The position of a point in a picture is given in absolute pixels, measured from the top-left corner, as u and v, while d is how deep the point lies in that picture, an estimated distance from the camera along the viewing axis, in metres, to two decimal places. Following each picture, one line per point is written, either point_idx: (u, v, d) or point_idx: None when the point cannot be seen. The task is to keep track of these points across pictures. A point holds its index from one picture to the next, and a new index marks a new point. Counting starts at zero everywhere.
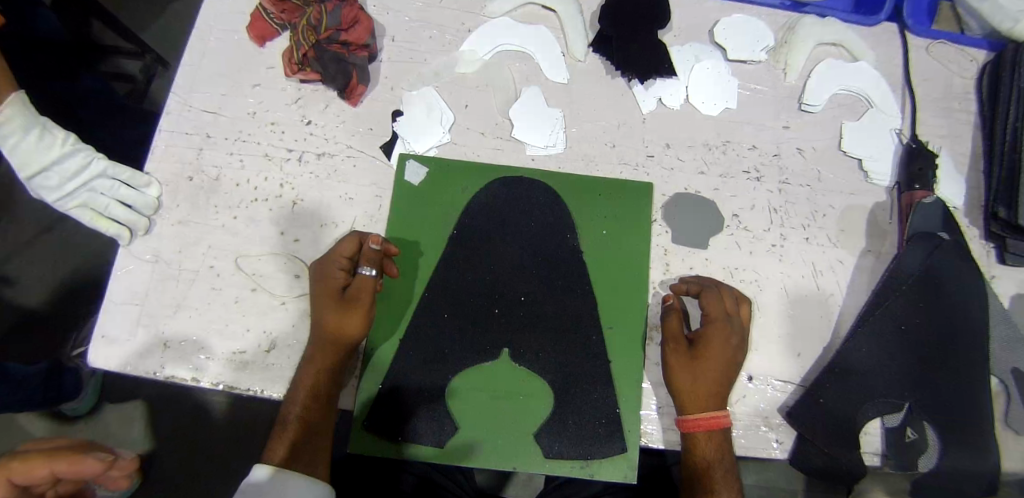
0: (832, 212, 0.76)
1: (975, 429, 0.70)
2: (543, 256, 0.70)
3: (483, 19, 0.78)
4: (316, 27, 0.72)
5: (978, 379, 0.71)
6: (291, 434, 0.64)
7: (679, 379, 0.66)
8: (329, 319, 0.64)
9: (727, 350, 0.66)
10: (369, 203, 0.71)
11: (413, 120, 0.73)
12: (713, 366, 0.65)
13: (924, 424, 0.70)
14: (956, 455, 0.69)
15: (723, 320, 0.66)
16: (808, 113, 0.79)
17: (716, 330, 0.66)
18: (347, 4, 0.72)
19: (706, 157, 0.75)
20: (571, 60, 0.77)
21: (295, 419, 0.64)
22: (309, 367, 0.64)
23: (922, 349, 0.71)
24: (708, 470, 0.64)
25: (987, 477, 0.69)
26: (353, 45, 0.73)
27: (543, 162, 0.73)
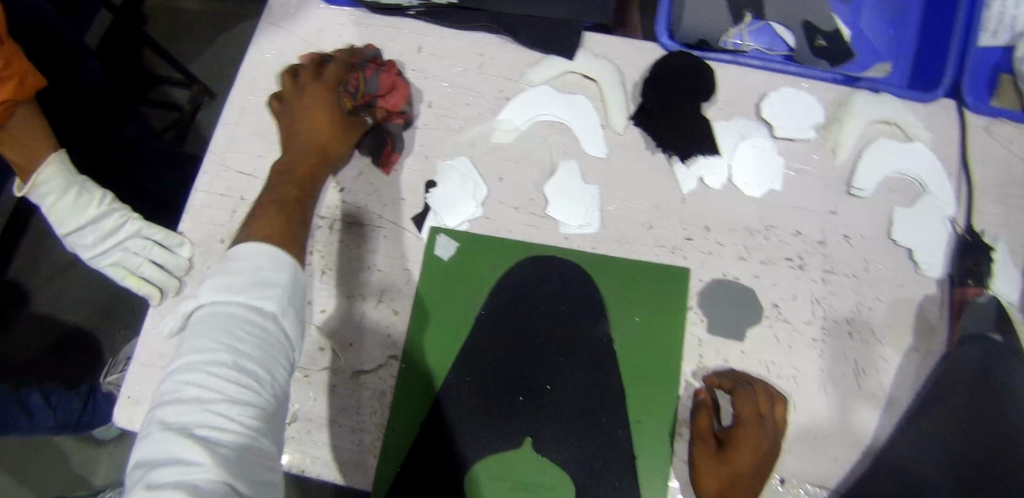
0: (878, 304, 0.73)
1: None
2: (572, 343, 0.68)
3: (523, 86, 0.76)
4: (353, 92, 0.70)
5: None
6: (274, 211, 0.65)
7: (706, 480, 0.63)
8: (319, 113, 0.69)
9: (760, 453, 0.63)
10: (398, 276, 0.70)
11: (446, 192, 0.72)
12: (743, 467, 0.63)
13: None
14: None
15: (757, 421, 0.64)
16: (856, 197, 0.76)
17: (747, 432, 0.64)
18: (385, 69, 0.71)
19: (748, 242, 0.72)
20: (612, 132, 0.75)
21: (274, 202, 0.66)
22: (299, 153, 0.69)
23: None
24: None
25: None
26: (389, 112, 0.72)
27: (577, 242, 0.71)
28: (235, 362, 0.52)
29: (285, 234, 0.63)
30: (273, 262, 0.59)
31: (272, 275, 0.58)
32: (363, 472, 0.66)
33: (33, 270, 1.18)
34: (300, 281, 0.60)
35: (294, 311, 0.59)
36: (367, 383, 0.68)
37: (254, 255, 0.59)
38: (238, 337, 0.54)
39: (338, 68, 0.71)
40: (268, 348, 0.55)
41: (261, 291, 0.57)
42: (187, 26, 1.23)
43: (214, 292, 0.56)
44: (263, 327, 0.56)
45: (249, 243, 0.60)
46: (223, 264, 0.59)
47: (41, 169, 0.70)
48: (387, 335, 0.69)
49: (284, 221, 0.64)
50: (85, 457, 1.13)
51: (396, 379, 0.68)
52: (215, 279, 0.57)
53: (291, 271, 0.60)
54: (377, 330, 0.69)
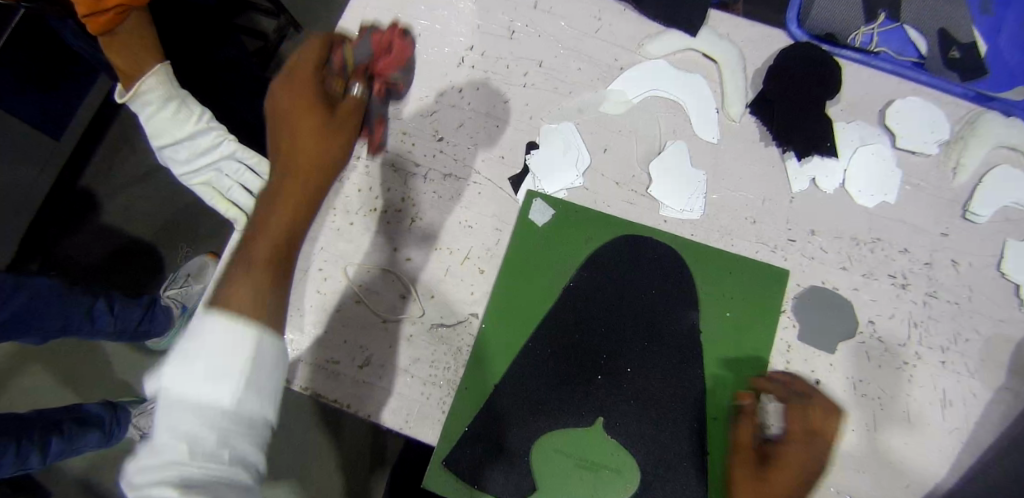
0: (976, 337, 0.69)
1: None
2: (658, 328, 0.66)
3: (639, 58, 0.73)
4: (343, 68, 0.67)
5: None
6: (257, 277, 0.57)
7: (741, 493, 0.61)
8: (305, 96, 0.64)
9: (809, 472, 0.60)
10: (488, 235, 0.68)
11: (548, 157, 0.69)
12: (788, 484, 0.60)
13: None
14: None
15: (811, 439, 0.61)
16: (970, 222, 0.72)
17: (793, 449, 0.61)
18: (375, 31, 0.69)
19: (853, 252, 0.69)
20: (726, 118, 0.71)
21: (253, 267, 0.58)
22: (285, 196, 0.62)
23: None
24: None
25: None
26: (379, 74, 0.69)
27: (676, 227, 0.69)
28: (194, 477, 0.49)
29: (261, 302, 0.56)
30: (227, 342, 0.53)
31: (227, 357, 0.52)
32: (427, 425, 0.65)
33: (104, 177, 1.19)
34: (264, 353, 0.54)
35: (257, 390, 0.53)
36: (442, 339, 0.67)
37: (210, 334, 0.53)
38: (197, 441, 0.50)
39: (319, 46, 0.65)
40: (229, 444, 0.51)
41: (216, 385, 0.51)
42: None
43: (173, 381, 0.52)
44: (224, 421, 0.51)
45: (204, 320, 0.54)
46: (180, 349, 0.53)
47: (145, 79, 0.68)
48: (469, 293, 0.67)
49: (264, 285, 0.57)
50: (136, 366, 1.16)
51: (474, 340, 0.66)
52: (171, 374, 0.52)
53: (251, 347, 0.53)
54: (459, 286, 0.67)
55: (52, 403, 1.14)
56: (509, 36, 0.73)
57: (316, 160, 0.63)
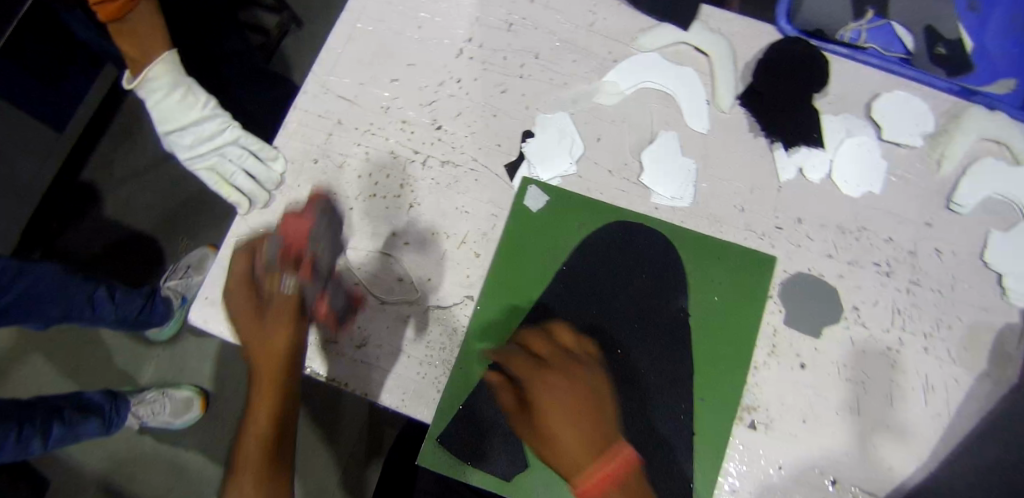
0: (959, 324, 0.71)
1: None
2: (649, 312, 0.68)
3: (633, 51, 0.75)
4: (273, 274, 0.66)
5: None
6: (252, 469, 0.64)
7: (545, 447, 0.59)
8: (247, 309, 0.65)
9: (573, 397, 0.60)
10: (483, 220, 0.70)
11: (543, 145, 0.71)
12: (555, 408, 0.59)
13: None
14: None
15: (537, 361, 0.62)
16: (953, 213, 0.74)
17: (547, 370, 0.61)
18: (285, 218, 0.68)
19: (838, 240, 0.71)
20: (716, 110, 0.74)
21: (248, 456, 0.65)
22: (261, 407, 0.65)
23: None
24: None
25: None
26: (300, 253, 0.66)
27: (666, 214, 0.71)
28: None
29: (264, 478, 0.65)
30: None
31: None
32: (423, 405, 0.67)
33: (107, 170, 1.21)
34: None
35: None
36: (437, 320, 0.69)
37: None
38: None
39: (242, 269, 0.66)
40: None
41: None
42: None
43: None
44: None
45: None
46: None
47: (152, 66, 0.73)
48: (465, 276, 0.69)
49: (261, 464, 0.65)
50: (135, 356, 1.18)
51: (469, 321, 0.68)
52: None
53: None
54: (455, 270, 0.69)
55: (52, 392, 1.15)
56: (507, 29, 0.75)
57: (275, 371, 0.65)
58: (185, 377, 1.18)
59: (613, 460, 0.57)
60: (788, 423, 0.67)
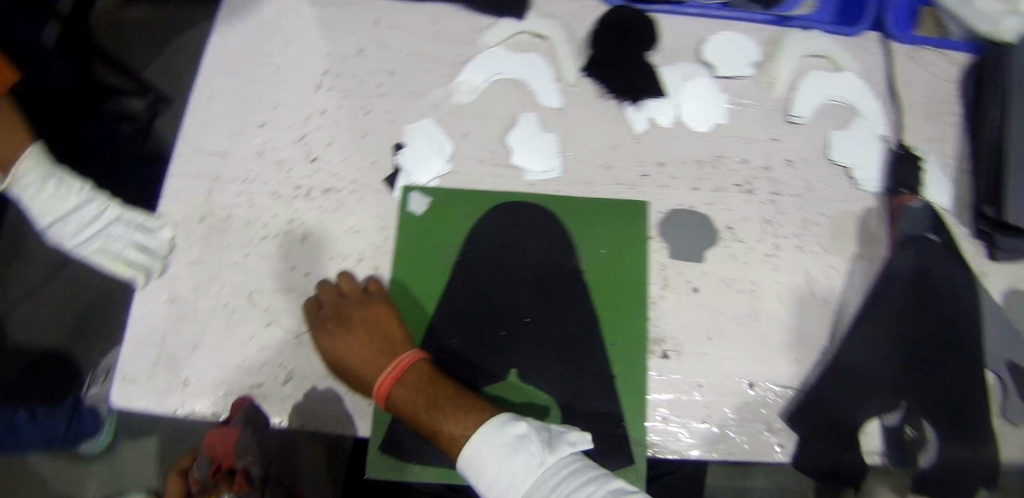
0: (823, 219, 0.79)
1: (974, 422, 0.76)
2: (545, 276, 0.73)
3: (478, 49, 0.80)
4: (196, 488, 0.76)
5: (971, 373, 0.76)
6: None
7: (349, 382, 0.69)
8: None
9: (356, 323, 0.69)
10: (375, 234, 0.74)
11: (415, 152, 0.76)
12: (343, 336, 0.69)
13: (923, 422, 0.76)
14: (951, 449, 0.76)
15: (330, 300, 0.71)
16: (794, 124, 0.81)
17: (332, 307, 0.71)
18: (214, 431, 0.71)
19: (700, 173, 0.78)
20: (565, 84, 0.80)
21: None
22: None
23: (918, 344, 0.76)
24: (437, 429, 0.65)
25: (986, 467, 0.76)
26: (230, 469, 0.74)
27: (542, 187, 0.76)
28: None
29: None
30: None
31: None
32: (359, 420, 0.69)
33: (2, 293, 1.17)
34: None
35: None
36: None
37: None
38: None
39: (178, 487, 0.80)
40: None
41: None
42: (134, 31, 1.24)
43: None
44: None
45: None
46: None
47: (21, 161, 0.77)
48: None
49: None
50: (75, 476, 1.10)
51: None
52: None
53: None
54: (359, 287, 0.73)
55: None
56: (357, 55, 0.79)
57: None
58: (131, 483, 1.10)
59: (394, 362, 0.68)
60: (695, 343, 0.74)
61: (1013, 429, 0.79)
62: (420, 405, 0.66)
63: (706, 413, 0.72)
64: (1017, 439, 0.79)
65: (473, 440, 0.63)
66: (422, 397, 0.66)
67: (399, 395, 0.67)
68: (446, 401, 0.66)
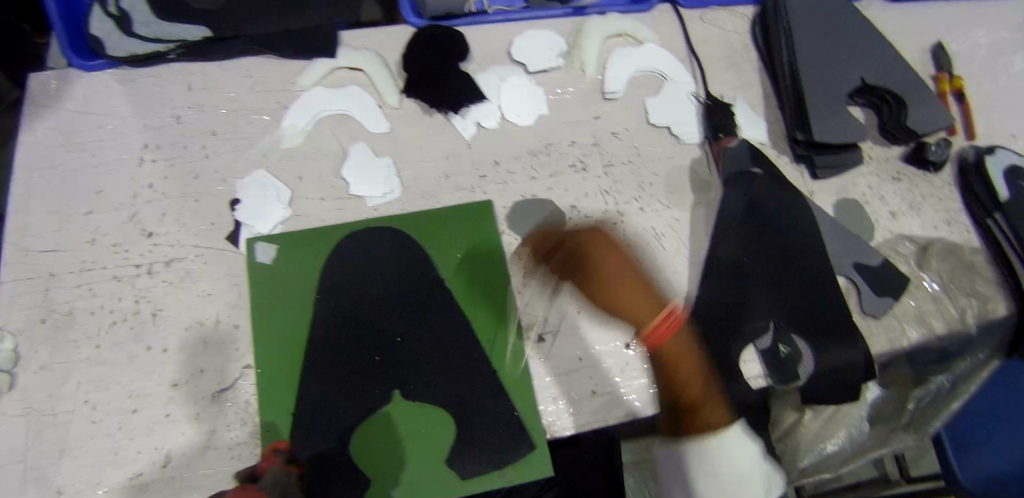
0: (657, 178, 0.84)
1: (840, 325, 0.81)
2: (407, 292, 0.74)
3: (296, 93, 0.83)
4: None
5: (824, 283, 0.82)
6: None
7: (620, 304, 0.74)
8: None
9: (620, 258, 0.75)
10: (229, 293, 0.75)
11: (250, 204, 0.77)
12: (608, 263, 0.74)
13: (793, 337, 0.80)
14: (827, 355, 0.80)
15: (587, 234, 0.76)
16: (612, 100, 0.87)
17: (596, 238, 0.75)
18: None
19: (534, 163, 0.82)
20: (390, 109, 0.82)
21: None
22: None
23: (767, 267, 0.81)
24: (698, 404, 0.72)
25: (861, 363, 0.80)
26: None
27: (386, 209, 0.78)
28: None
29: None
30: None
31: None
32: None
33: None
34: None
35: None
36: (228, 400, 0.71)
37: None
38: None
39: None
40: None
41: None
42: None
43: None
44: None
45: None
46: None
47: None
48: (234, 350, 0.73)
49: None
50: None
51: (255, 385, 0.71)
52: None
53: None
54: (223, 349, 0.73)
55: None
56: (177, 123, 0.81)
57: None
58: None
59: (668, 318, 0.72)
60: (566, 319, 0.76)
61: (875, 323, 0.86)
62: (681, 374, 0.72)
63: (594, 383, 0.74)
64: (880, 330, 0.85)
65: (730, 436, 0.72)
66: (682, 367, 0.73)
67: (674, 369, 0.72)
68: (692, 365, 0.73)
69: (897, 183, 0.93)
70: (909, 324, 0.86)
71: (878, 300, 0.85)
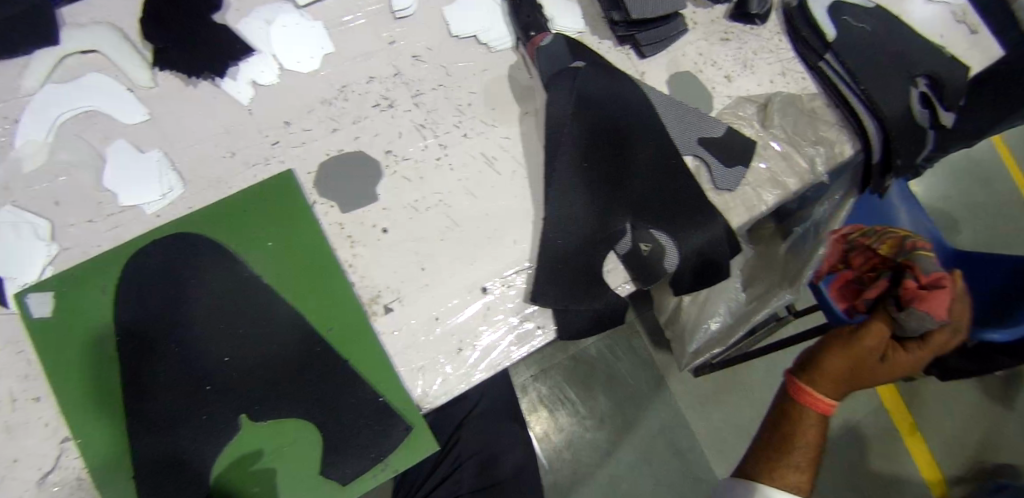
0: (474, 97, 0.77)
1: (692, 206, 0.76)
2: (222, 297, 0.65)
3: (20, 100, 0.68)
4: None
5: (673, 164, 0.76)
6: None
7: (832, 362, 0.78)
8: None
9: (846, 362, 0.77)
10: (14, 363, 0.63)
11: (7, 251, 0.65)
12: (845, 358, 0.77)
13: (652, 233, 0.74)
14: (690, 239, 0.75)
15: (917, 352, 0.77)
16: (404, 19, 0.77)
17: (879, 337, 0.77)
18: None
19: (332, 112, 0.73)
20: (143, 91, 0.70)
21: None
22: None
23: (613, 162, 0.74)
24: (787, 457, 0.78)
25: (721, 239, 0.76)
26: None
27: (170, 212, 0.68)
28: None
29: None
30: None
31: None
32: None
33: None
34: None
35: None
36: (56, 484, 0.61)
37: None
38: None
39: None
40: None
41: None
42: None
43: None
44: None
45: None
46: None
47: None
48: (44, 426, 0.62)
49: None
50: None
51: (79, 455, 0.61)
52: None
53: None
54: (31, 426, 0.62)
55: None
56: None
57: None
58: None
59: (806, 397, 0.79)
60: (410, 281, 0.69)
61: (731, 197, 0.82)
62: (908, 346, 0.77)
63: (458, 340, 0.69)
64: (737, 204, 0.82)
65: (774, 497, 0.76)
66: (884, 351, 0.78)
67: (854, 373, 0.77)
68: (782, 409, 0.82)
69: (727, 44, 0.88)
70: (763, 188, 0.84)
71: (728, 172, 0.82)
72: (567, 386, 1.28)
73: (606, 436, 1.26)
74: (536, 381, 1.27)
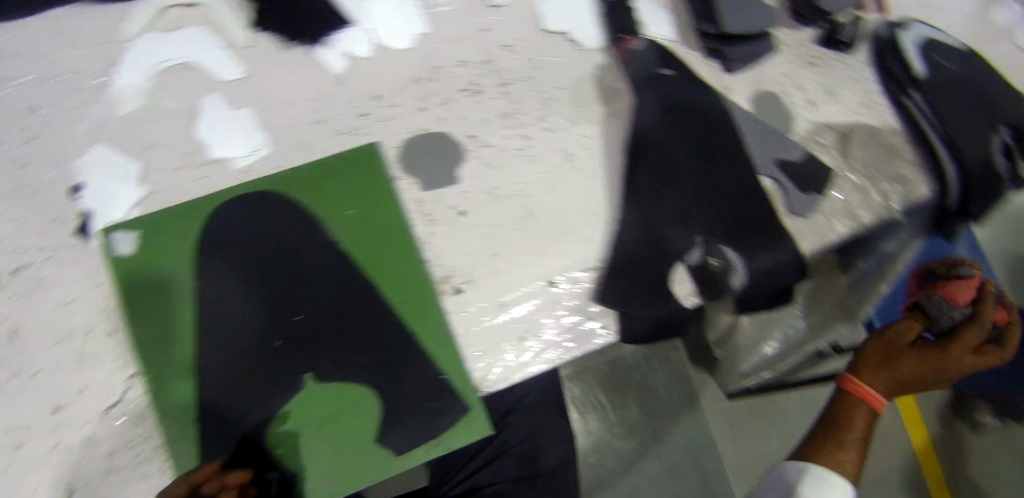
0: (560, 92, 0.77)
1: (766, 225, 0.75)
2: (298, 258, 0.66)
3: (124, 45, 0.70)
4: None
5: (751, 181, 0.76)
6: None
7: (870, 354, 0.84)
8: None
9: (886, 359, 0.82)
10: (92, 296, 0.64)
11: (96, 188, 0.66)
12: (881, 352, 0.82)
13: (723, 249, 0.73)
14: (760, 258, 0.74)
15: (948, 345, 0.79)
16: (498, 9, 0.78)
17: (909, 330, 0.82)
18: None
19: (420, 91, 0.74)
20: (241, 49, 0.72)
21: None
22: None
23: (692, 172, 0.74)
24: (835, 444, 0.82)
25: (792, 262, 0.75)
26: None
27: (254, 170, 0.69)
28: None
29: None
30: None
31: None
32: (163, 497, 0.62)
33: None
34: None
35: None
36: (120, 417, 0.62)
37: None
38: None
39: None
40: None
41: None
42: None
43: None
44: None
45: None
46: None
47: None
48: (114, 360, 0.63)
49: None
50: None
51: (145, 393, 0.63)
52: None
53: None
54: (101, 359, 0.63)
55: None
56: None
57: None
58: None
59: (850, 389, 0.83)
60: (480, 266, 0.69)
61: (804, 221, 0.81)
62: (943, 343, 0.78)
63: (522, 329, 0.69)
64: (809, 229, 0.80)
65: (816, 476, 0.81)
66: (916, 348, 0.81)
67: (889, 364, 0.81)
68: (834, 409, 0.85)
69: (812, 69, 0.87)
70: (836, 217, 0.82)
71: (804, 196, 0.80)
72: (599, 392, 1.27)
73: (632, 447, 1.25)
74: (570, 381, 1.27)
